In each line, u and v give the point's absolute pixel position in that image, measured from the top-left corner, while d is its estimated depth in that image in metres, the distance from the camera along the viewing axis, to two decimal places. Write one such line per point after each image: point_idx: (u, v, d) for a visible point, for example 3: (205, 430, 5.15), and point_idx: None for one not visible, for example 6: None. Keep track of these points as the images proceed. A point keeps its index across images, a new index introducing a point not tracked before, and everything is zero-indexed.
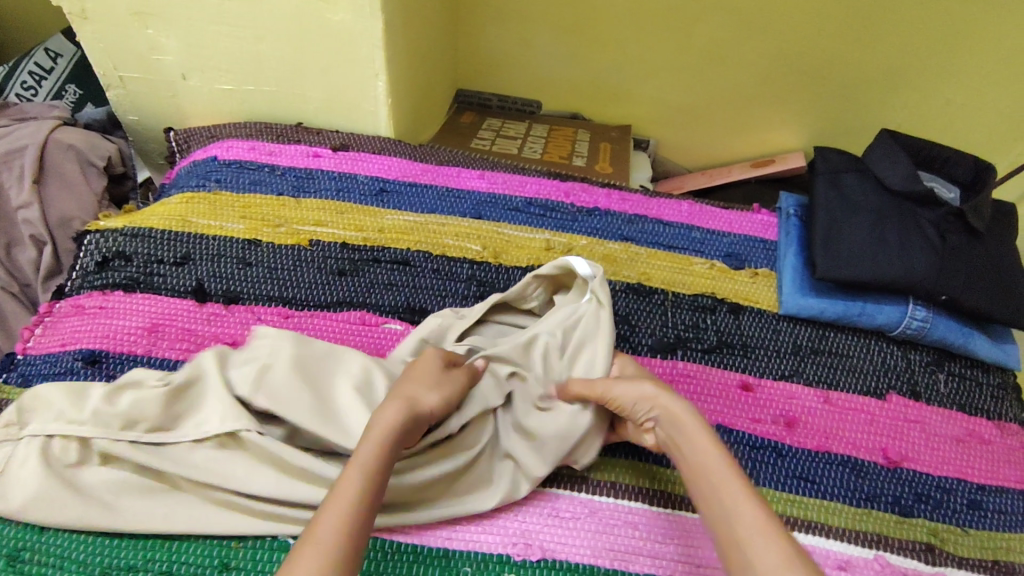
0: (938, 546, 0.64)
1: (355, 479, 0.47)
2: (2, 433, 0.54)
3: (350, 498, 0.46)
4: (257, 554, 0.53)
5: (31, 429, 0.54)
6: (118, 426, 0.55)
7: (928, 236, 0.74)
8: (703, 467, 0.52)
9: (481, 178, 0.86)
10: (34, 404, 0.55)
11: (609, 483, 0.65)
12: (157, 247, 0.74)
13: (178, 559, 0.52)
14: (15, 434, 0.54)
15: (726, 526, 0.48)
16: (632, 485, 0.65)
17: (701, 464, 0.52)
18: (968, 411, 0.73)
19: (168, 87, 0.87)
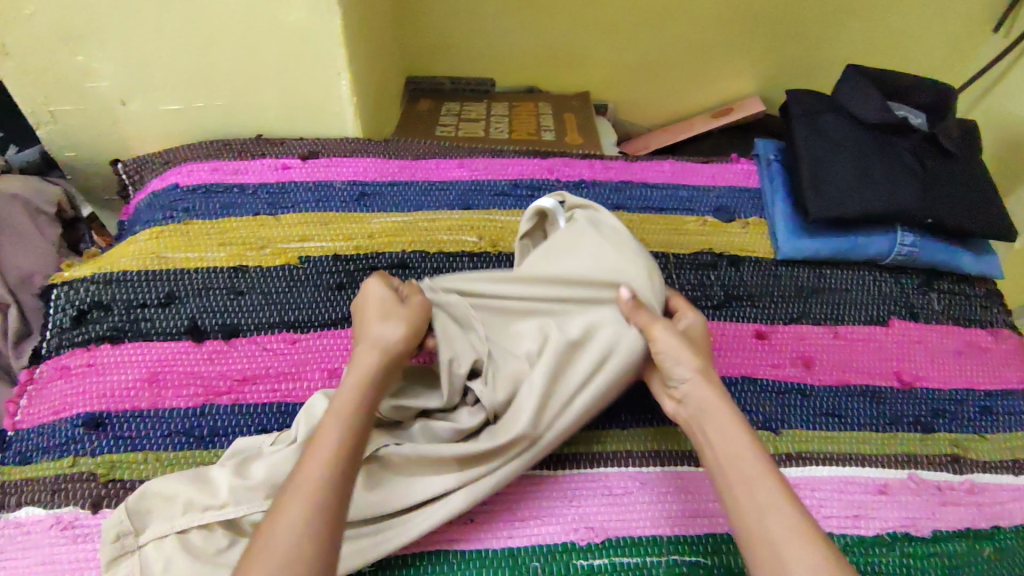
0: (961, 456, 0.68)
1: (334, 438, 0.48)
2: (123, 546, 0.52)
3: (321, 470, 0.45)
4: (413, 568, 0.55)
5: (152, 533, 0.52)
6: (261, 497, 0.52)
7: (907, 162, 0.77)
8: (735, 457, 0.49)
9: (461, 167, 0.83)
10: (145, 505, 0.53)
11: (651, 452, 0.65)
12: (136, 291, 0.68)
13: None
14: (133, 544, 0.52)
15: (754, 525, 0.45)
16: (673, 450, 0.65)
17: (726, 458, 0.49)
18: (964, 324, 0.77)
19: (108, 115, 0.80)
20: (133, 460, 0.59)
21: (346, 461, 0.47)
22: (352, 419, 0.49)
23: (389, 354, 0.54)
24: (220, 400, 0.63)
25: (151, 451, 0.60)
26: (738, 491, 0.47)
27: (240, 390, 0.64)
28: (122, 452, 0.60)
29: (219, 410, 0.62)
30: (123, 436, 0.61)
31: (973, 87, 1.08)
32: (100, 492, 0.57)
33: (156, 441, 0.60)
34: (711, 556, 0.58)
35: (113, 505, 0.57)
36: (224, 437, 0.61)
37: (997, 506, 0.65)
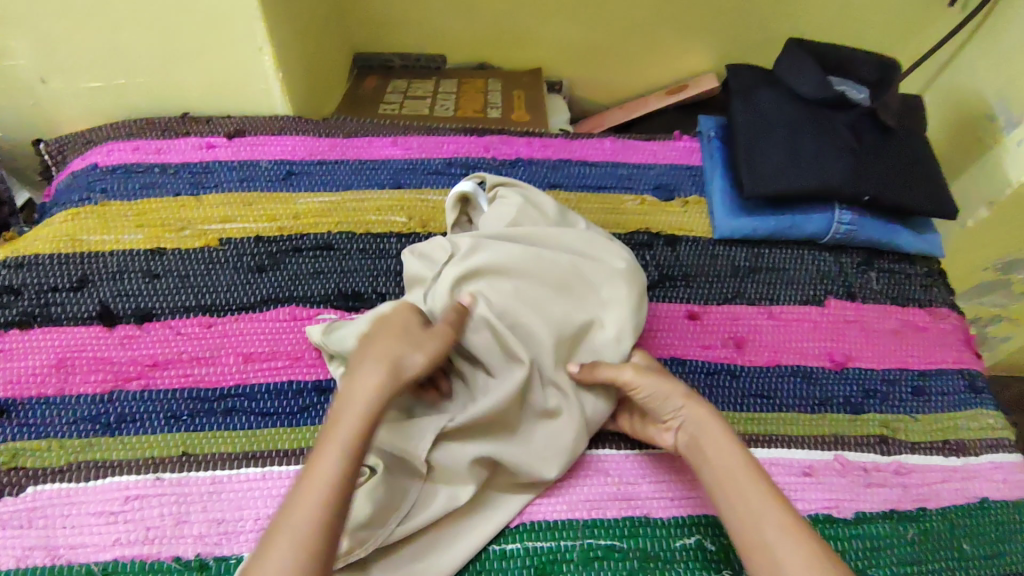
0: (891, 436, 0.67)
1: (339, 448, 0.46)
2: None
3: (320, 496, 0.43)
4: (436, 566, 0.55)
5: None
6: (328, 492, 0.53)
7: (846, 139, 0.75)
8: (725, 466, 0.52)
9: (394, 145, 0.81)
10: None
11: None
12: (47, 274, 0.67)
13: None
14: None
15: (748, 531, 0.48)
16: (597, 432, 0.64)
17: (720, 466, 0.52)
18: (902, 303, 0.76)
19: (25, 93, 0.77)
20: (36, 447, 0.58)
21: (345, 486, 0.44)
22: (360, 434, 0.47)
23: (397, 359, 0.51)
24: (129, 386, 0.61)
25: (56, 438, 0.59)
26: (729, 500, 0.50)
27: (151, 376, 0.62)
28: (26, 439, 0.58)
29: (128, 397, 0.61)
30: (28, 423, 0.59)
31: (930, 62, 1.06)
32: (1, 481, 0.56)
33: (62, 428, 0.59)
34: (627, 539, 0.58)
35: (14, 494, 0.56)
36: (131, 423, 0.60)
37: (924, 488, 0.65)
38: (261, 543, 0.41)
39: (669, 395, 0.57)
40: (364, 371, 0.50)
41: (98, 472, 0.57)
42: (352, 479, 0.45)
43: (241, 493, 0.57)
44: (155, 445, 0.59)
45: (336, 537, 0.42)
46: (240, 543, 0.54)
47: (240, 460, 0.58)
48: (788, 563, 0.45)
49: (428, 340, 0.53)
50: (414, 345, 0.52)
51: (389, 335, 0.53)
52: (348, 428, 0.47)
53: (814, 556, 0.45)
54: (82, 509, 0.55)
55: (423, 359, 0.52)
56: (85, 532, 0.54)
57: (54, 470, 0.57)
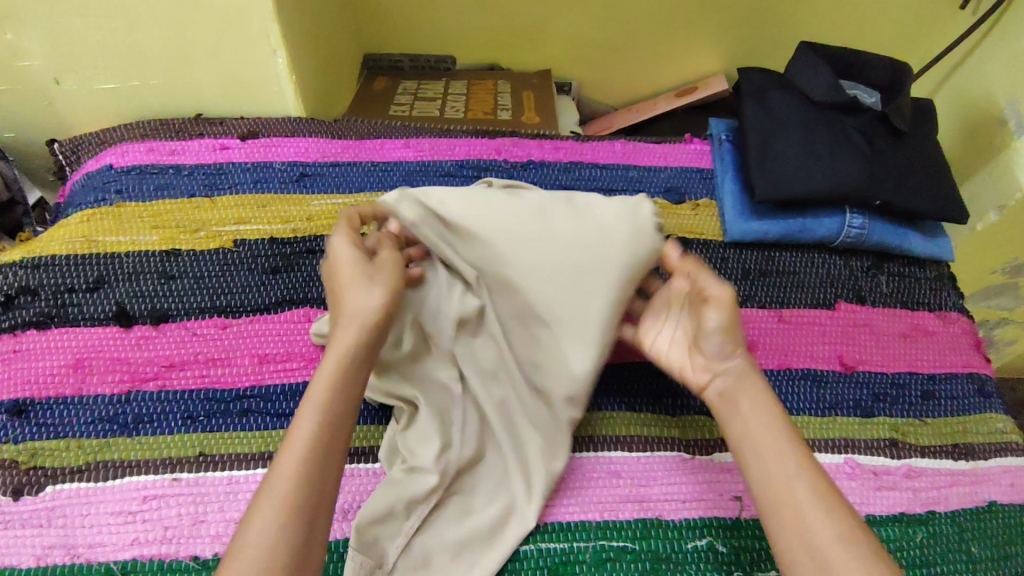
0: (900, 440, 0.68)
1: (311, 417, 0.49)
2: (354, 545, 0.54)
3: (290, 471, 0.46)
4: None
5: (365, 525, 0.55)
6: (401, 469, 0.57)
7: (857, 143, 0.76)
8: (764, 427, 0.53)
9: (406, 147, 0.82)
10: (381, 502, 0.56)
11: (588, 437, 0.64)
12: (64, 275, 0.67)
13: None
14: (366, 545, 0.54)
15: (779, 491, 0.49)
16: (609, 435, 0.64)
17: (756, 424, 0.53)
18: (912, 307, 0.77)
19: (41, 94, 0.78)
20: (53, 447, 0.59)
21: (319, 443, 0.48)
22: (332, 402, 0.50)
23: (369, 322, 0.53)
24: (145, 387, 0.62)
25: (74, 438, 0.59)
26: (764, 458, 0.51)
27: (167, 376, 0.63)
28: (43, 439, 0.59)
29: (145, 397, 0.61)
30: (45, 423, 0.60)
31: (940, 65, 1.06)
32: (20, 480, 0.57)
33: (79, 428, 0.60)
34: (639, 541, 0.59)
35: (34, 493, 0.56)
36: (148, 423, 0.60)
37: (934, 491, 0.65)
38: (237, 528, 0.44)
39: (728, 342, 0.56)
40: (339, 330, 0.52)
41: (116, 472, 0.57)
42: (327, 438, 0.48)
43: None
44: (172, 446, 0.59)
45: (310, 496, 0.46)
46: None
47: (256, 461, 0.59)
48: (818, 530, 0.47)
49: (381, 274, 0.55)
50: (365, 285, 0.54)
51: (351, 286, 0.54)
52: (320, 386, 0.50)
53: (840, 524, 0.47)
54: (101, 508, 0.56)
55: (382, 297, 0.54)
56: (103, 531, 0.55)
57: (72, 470, 0.58)
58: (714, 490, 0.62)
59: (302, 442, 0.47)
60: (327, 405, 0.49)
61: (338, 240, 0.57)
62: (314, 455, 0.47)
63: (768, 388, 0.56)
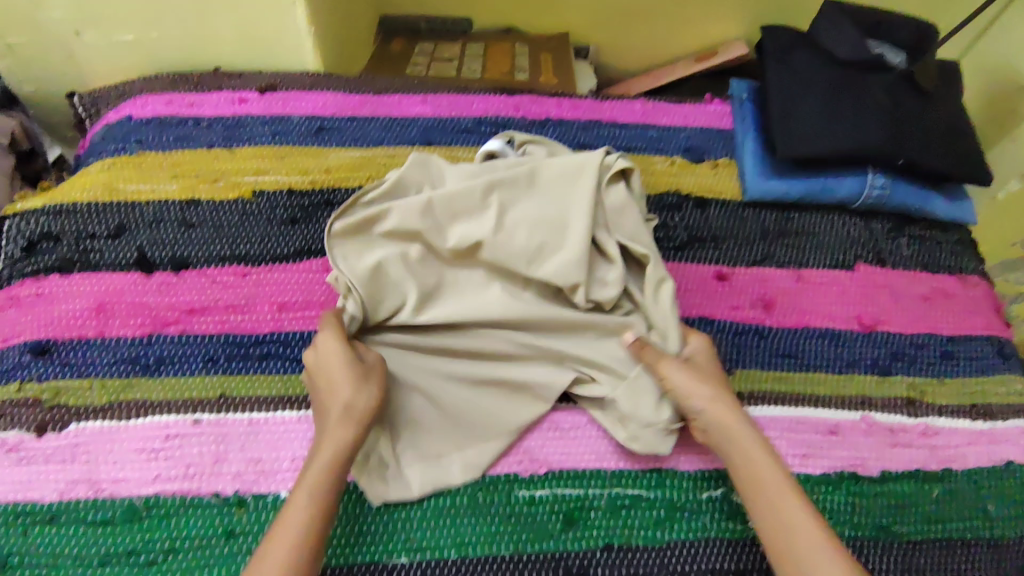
0: (918, 399, 0.68)
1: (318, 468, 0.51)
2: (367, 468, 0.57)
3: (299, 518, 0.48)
4: (479, 496, 0.57)
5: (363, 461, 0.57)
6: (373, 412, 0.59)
7: (881, 101, 0.74)
8: (777, 488, 0.51)
9: (424, 103, 0.81)
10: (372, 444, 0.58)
11: None
12: (86, 221, 0.68)
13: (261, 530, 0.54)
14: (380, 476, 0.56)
15: (777, 535, 0.50)
16: None
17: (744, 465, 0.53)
18: (932, 270, 0.76)
19: (62, 46, 0.78)
20: (77, 387, 0.59)
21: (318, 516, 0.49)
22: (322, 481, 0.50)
23: (354, 416, 0.53)
24: (167, 330, 0.63)
25: (97, 379, 0.60)
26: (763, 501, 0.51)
27: (188, 321, 0.63)
28: (67, 378, 0.60)
29: (167, 340, 0.62)
30: (69, 363, 0.60)
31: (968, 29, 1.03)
32: (45, 417, 0.58)
33: (101, 368, 0.60)
34: (655, 489, 0.59)
35: (58, 430, 0.57)
36: (170, 365, 0.61)
37: (951, 450, 0.65)
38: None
39: (699, 390, 0.56)
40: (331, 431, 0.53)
41: (139, 411, 0.58)
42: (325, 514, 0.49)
43: (277, 434, 0.58)
44: (192, 387, 0.60)
45: (317, 555, 0.48)
46: (277, 481, 0.56)
47: (275, 404, 0.60)
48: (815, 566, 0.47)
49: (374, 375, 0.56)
50: (363, 382, 0.54)
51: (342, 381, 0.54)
52: (311, 481, 0.50)
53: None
54: (124, 446, 0.57)
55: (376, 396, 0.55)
56: (127, 468, 0.56)
57: (96, 408, 0.58)
58: None
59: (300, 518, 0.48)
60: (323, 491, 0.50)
61: (320, 337, 0.57)
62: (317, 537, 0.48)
63: (759, 433, 0.55)
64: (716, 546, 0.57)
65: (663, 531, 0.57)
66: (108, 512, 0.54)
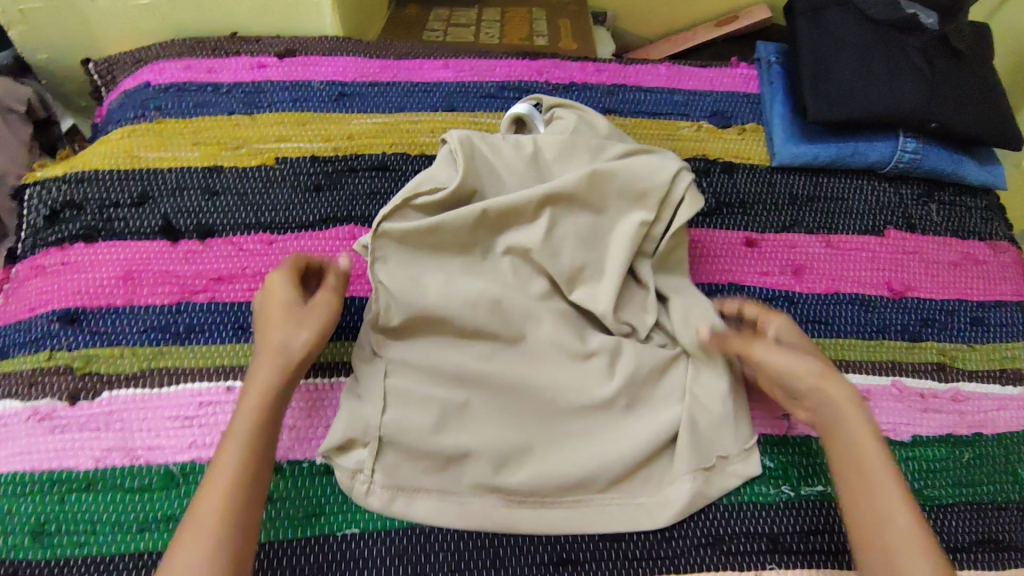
0: (948, 364, 0.67)
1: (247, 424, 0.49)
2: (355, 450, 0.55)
3: (230, 476, 0.46)
4: None
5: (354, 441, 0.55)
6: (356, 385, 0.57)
7: (914, 62, 0.73)
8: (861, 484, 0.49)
9: (445, 68, 0.79)
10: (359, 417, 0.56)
11: None
12: (109, 189, 0.67)
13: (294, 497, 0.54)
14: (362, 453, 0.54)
15: (859, 502, 0.48)
16: None
17: (838, 428, 0.51)
18: (962, 235, 0.75)
19: (75, 11, 0.76)
20: (107, 355, 0.59)
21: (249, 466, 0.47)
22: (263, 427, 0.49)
23: (291, 360, 0.52)
24: (195, 299, 0.62)
25: (127, 347, 0.59)
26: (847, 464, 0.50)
27: (216, 289, 0.63)
28: (97, 346, 0.59)
29: (196, 308, 0.62)
30: (98, 331, 0.60)
31: None
32: (77, 386, 0.58)
33: (131, 336, 0.60)
34: None
35: (91, 398, 0.57)
36: (199, 333, 0.60)
37: (981, 414, 0.65)
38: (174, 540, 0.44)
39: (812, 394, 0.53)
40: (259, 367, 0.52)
41: (171, 378, 0.58)
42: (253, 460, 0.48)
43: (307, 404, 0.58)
44: (222, 354, 0.60)
45: (252, 515, 0.46)
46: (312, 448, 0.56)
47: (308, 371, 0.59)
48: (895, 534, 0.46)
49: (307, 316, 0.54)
50: (298, 323, 0.53)
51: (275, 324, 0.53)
52: (244, 420, 0.49)
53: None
54: (157, 413, 0.57)
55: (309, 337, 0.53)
56: (161, 435, 0.56)
57: (128, 376, 0.58)
58: (761, 407, 0.62)
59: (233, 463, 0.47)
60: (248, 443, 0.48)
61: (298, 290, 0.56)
62: (249, 482, 0.47)
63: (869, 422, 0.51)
64: (750, 509, 0.57)
65: None
66: (143, 479, 0.54)
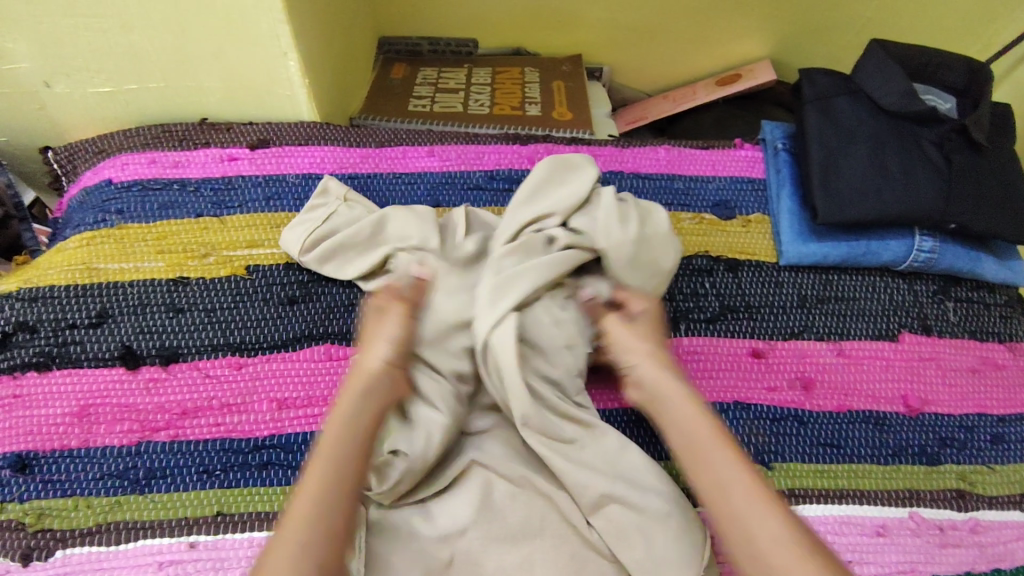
0: (968, 490, 0.63)
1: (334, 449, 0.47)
2: None
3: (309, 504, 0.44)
4: None
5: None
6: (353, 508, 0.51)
7: (929, 156, 0.68)
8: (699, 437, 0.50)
9: (431, 155, 0.75)
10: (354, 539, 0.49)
11: None
12: (65, 308, 0.62)
13: None
14: None
15: (719, 500, 0.47)
16: None
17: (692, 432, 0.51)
18: (980, 337, 0.71)
19: (32, 98, 0.71)
20: (62, 507, 0.54)
21: (335, 475, 0.46)
22: (342, 439, 0.48)
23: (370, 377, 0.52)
24: (157, 437, 0.57)
25: (82, 497, 0.55)
26: (698, 467, 0.49)
27: (180, 425, 0.58)
28: (50, 498, 0.55)
29: (157, 449, 0.57)
30: (52, 479, 0.55)
31: (1008, 54, 0.96)
32: (29, 543, 0.53)
33: (87, 485, 0.55)
34: None
35: (44, 558, 0.52)
36: (161, 479, 0.56)
37: (1001, 546, 0.60)
38: (267, 542, 0.43)
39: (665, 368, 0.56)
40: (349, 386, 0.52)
41: (129, 534, 0.53)
42: (343, 471, 0.46)
43: None
44: (185, 504, 0.55)
45: (333, 532, 0.44)
46: None
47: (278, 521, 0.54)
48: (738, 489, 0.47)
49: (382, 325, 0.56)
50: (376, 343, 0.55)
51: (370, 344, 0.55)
52: (331, 431, 0.49)
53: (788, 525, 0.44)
54: None
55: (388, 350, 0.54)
56: None
57: (83, 532, 0.53)
58: None
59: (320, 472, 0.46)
60: (336, 452, 0.47)
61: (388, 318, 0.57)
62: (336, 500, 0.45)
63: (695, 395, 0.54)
64: None
65: None
66: None
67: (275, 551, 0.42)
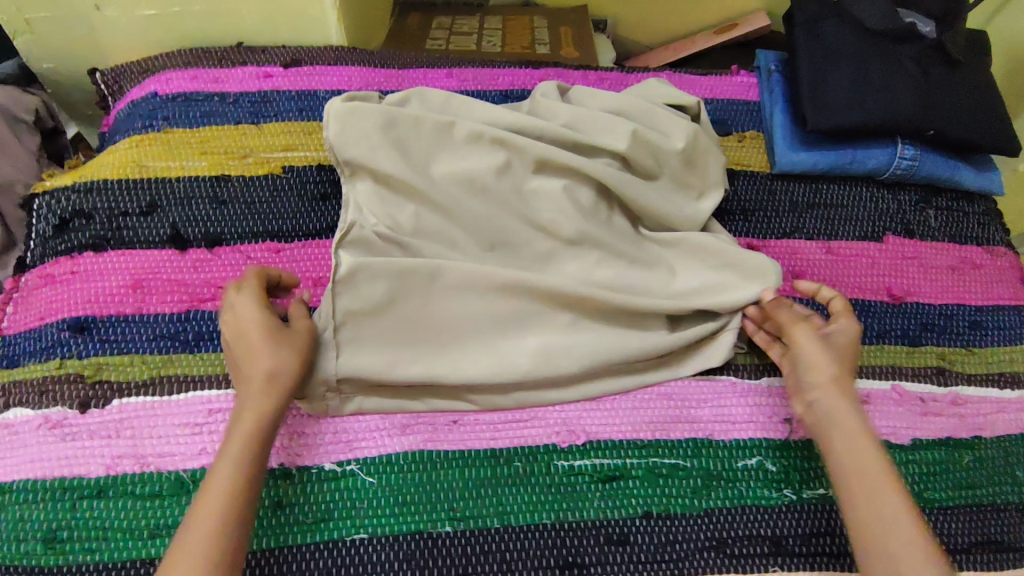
0: (947, 368, 0.68)
1: (231, 468, 0.49)
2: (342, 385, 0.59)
3: (212, 526, 0.46)
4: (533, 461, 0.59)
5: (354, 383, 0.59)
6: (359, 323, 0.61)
7: (909, 71, 0.74)
8: (870, 480, 0.50)
9: (449, 77, 0.80)
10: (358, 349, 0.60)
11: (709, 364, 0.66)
12: (117, 199, 0.68)
13: (314, 500, 0.56)
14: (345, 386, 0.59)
15: (873, 540, 0.48)
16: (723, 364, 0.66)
17: (854, 471, 0.51)
18: (960, 240, 0.76)
19: (82, 23, 0.77)
20: (118, 362, 0.60)
21: (249, 480, 0.49)
22: (251, 451, 0.51)
23: (277, 386, 0.54)
24: (204, 306, 0.63)
25: (137, 354, 0.60)
26: (859, 499, 0.50)
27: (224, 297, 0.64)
28: (108, 355, 0.60)
29: (204, 316, 0.63)
30: (108, 340, 0.61)
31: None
32: (88, 394, 0.58)
33: (141, 344, 0.61)
34: (691, 459, 0.60)
35: (101, 406, 0.58)
36: (209, 341, 0.61)
37: (980, 417, 0.66)
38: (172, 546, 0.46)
39: (826, 368, 0.57)
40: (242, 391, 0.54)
41: (181, 385, 0.59)
42: (256, 471, 0.50)
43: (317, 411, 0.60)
44: None
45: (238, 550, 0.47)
46: (321, 455, 0.57)
47: None
48: (897, 543, 0.47)
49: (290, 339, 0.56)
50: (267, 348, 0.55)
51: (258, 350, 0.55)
52: (241, 432, 0.51)
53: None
54: (167, 420, 0.57)
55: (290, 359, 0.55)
56: (172, 441, 0.56)
57: (138, 384, 0.59)
58: (764, 412, 0.63)
59: (243, 444, 0.51)
60: (247, 442, 0.51)
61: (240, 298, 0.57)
62: (245, 497, 0.49)
63: (866, 422, 0.54)
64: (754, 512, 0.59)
65: (701, 499, 0.59)
66: (155, 484, 0.55)
67: (189, 550, 0.45)
